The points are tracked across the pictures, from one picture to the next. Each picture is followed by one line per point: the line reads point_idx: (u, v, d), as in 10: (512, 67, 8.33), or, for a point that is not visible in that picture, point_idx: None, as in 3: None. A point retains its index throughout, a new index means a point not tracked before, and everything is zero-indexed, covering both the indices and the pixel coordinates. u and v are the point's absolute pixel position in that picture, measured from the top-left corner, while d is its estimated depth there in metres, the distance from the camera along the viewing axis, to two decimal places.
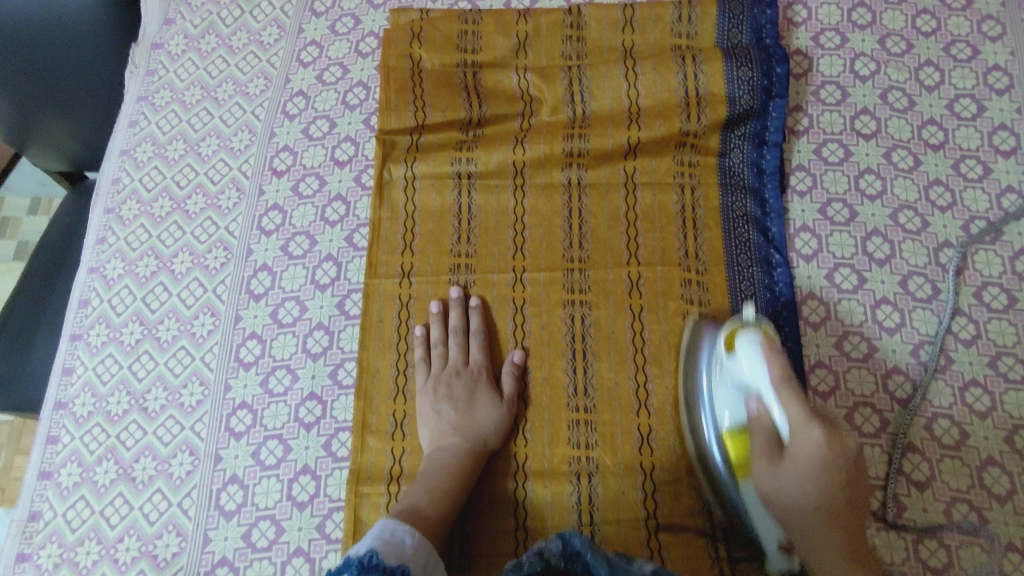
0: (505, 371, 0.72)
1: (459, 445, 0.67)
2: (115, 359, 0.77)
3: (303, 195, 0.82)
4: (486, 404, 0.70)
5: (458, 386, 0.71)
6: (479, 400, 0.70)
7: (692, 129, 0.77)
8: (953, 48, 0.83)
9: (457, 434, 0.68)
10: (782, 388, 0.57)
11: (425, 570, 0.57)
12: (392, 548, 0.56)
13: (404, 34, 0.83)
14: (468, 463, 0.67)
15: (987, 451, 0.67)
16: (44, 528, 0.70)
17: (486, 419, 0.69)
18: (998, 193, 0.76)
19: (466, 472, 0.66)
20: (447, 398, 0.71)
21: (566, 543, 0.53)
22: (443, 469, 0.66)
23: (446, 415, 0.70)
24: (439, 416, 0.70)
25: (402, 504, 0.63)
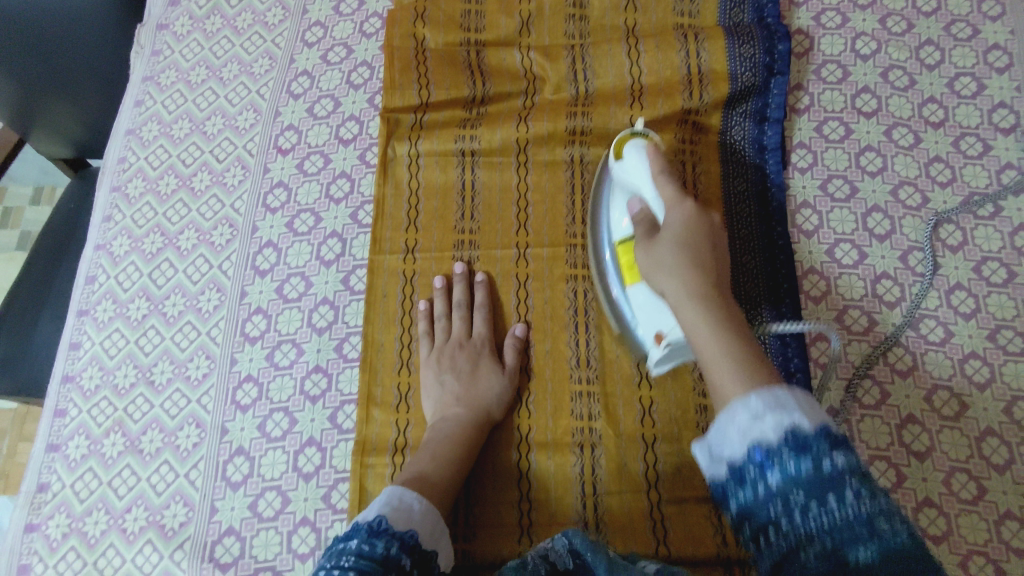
0: (508, 345, 0.73)
1: (462, 415, 0.68)
2: (122, 334, 0.77)
3: (308, 173, 0.82)
4: (491, 377, 0.71)
5: (462, 360, 0.72)
6: (483, 374, 0.71)
7: (693, 106, 0.78)
8: (953, 28, 0.83)
9: (461, 405, 0.69)
10: (659, 250, 0.58)
11: (433, 534, 0.57)
12: (400, 514, 0.56)
13: (408, 13, 0.84)
14: (473, 434, 0.67)
15: (986, 423, 0.68)
16: (52, 499, 0.71)
17: (494, 392, 0.70)
18: (997, 170, 0.77)
19: (472, 443, 0.67)
20: (452, 370, 0.71)
21: (570, 541, 0.53)
22: (450, 439, 0.67)
23: (450, 386, 0.70)
24: (444, 388, 0.70)
25: (408, 472, 0.64)
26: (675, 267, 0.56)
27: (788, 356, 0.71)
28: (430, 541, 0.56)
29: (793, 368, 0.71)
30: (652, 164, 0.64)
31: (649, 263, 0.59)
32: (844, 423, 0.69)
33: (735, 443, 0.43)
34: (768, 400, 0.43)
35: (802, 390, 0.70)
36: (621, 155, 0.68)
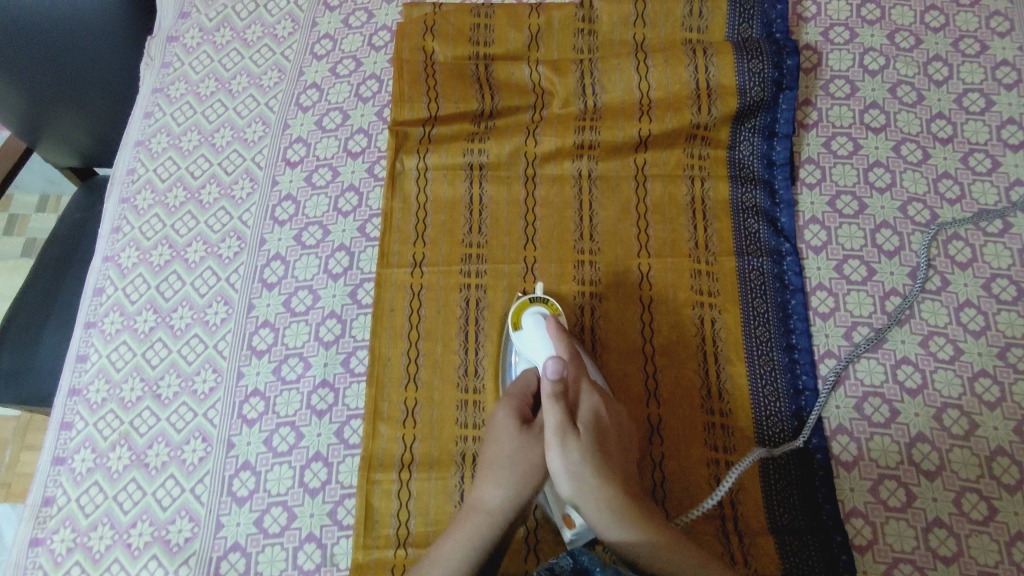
0: (538, 415, 0.64)
1: (490, 500, 0.61)
2: (129, 347, 0.77)
3: (316, 185, 0.82)
4: (514, 448, 0.62)
5: (498, 428, 0.64)
6: (504, 443, 0.62)
7: (702, 121, 0.78)
8: (962, 43, 0.83)
9: (490, 489, 0.61)
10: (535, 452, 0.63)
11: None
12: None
13: (417, 27, 0.84)
14: (492, 529, 0.60)
15: (996, 442, 0.67)
16: (57, 513, 0.71)
17: (511, 483, 0.61)
18: (1007, 187, 0.77)
19: (490, 535, 0.59)
20: (498, 440, 0.63)
21: (576, 558, 0.57)
22: (460, 527, 0.60)
23: (494, 457, 0.62)
24: (481, 468, 0.63)
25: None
26: (551, 447, 0.61)
27: (796, 375, 0.71)
28: None
29: (802, 386, 0.71)
30: (551, 331, 0.66)
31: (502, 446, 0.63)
32: (853, 441, 0.69)
33: None
34: None
35: (811, 409, 0.70)
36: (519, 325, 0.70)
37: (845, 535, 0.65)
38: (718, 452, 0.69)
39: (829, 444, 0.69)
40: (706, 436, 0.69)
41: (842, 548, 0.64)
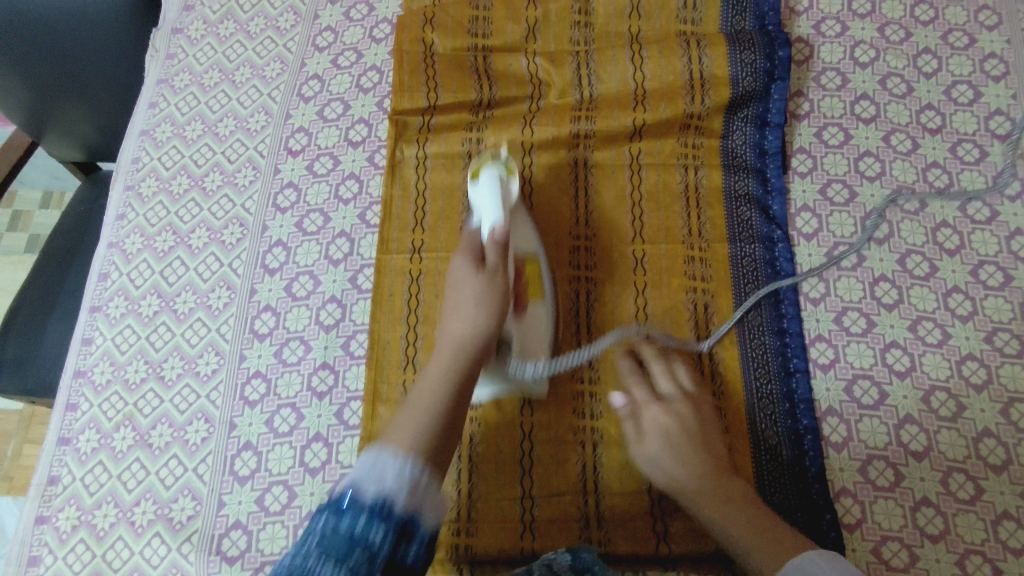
0: (489, 244, 0.66)
1: (460, 331, 0.63)
2: (133, 331, 0.79)
3: (317, 174, 0.84)
4: (479, 285, 0.65)
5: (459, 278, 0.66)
6: (464, 281, 0.65)
7: (696, 111, 0.79)
8: (951, 36, 0.85)
9: (458, 320, 0.64)
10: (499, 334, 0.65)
11: (415, 495, 0.50)
12: (371, 475, 0.49)
13: (417, 19, 0.85)
14: (466, 356, 0.62)
15: (983, 423, 0.69)
16: (62, 492, 0.72)
17: (475, 306, 0.64)
18: (994, 176, 0.78)
19: (465, 359, 0.61)
20: (456, 289, 0.66)
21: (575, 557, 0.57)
22: (436, 368, 0.61)
23: (468, 284, 0.65)
24: (447, 309, 0.65)
25: (401, 413, 0.57)
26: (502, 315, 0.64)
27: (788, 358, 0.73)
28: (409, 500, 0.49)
29: (793, 368, 0.72)
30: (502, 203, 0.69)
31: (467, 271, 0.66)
32: (842, 423, 0.70)
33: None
34: (821, 556, 0.55)
35: (802, 391, 0.71)
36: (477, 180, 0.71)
37: (835, 513, 0.66)
38: None
39: (819, 425, 0.70)
40: None
41: (831, 525, 0.65)
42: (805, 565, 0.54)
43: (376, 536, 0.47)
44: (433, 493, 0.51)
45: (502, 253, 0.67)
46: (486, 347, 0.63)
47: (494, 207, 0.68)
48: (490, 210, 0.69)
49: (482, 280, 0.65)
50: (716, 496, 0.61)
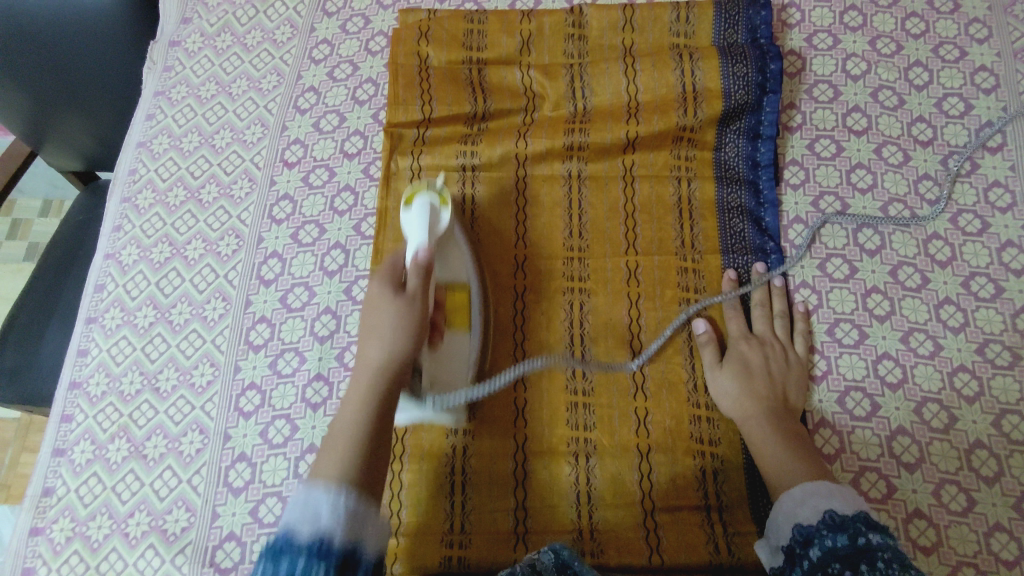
0: (411, 270, 0.63)
1: (376, 358, 0.58)
2: (129, 342, 0.79)
3: (313, 186, 0.84)
4: (396, 312, 0.60)
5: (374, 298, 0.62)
6: (382, 308, 0.60)
7: (689, 123, 0.80)
8: (942, 49, 0.86)
9: (372, 347, 0.59)
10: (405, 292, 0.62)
11: (355, 522, 0.49)
12: (304, 517, 0.48)
13: (412, 32, 0.86)
14: (387, 378, 0.58)
15: (975, 435, 0.69)
16: (56, 503, 0.72)
17: (392, 335, 0.59)
18: (985, 188, 0.79)
19: (387, 383, 0.57)
20: (375, 308, 0.61)
21: (557, 553, 0.57)
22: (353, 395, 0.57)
23: (390, 309, 0.60)
24: (364, 330, 0.60)
25: (322, 450, 0.54)
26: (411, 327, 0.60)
27: None
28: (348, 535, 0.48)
29: None
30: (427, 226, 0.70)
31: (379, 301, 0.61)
32: (835, 433, 0.71)
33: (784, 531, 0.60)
34: (807, 490, 0.60)
35: None
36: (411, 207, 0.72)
37: None
38: (703, 444, 0.70)
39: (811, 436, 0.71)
40: (691, 429, 0.71)
41: None
42: (798, 505, 0.60)
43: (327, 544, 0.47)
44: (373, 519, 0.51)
45: (423, 278, 0.63)
46: (404, 373, 0.59)
47: (421, 232, 0.70)
48: (417, 233, 0.70)
49: (400, 306, 0.60)
50: (763, 420, 0.68)
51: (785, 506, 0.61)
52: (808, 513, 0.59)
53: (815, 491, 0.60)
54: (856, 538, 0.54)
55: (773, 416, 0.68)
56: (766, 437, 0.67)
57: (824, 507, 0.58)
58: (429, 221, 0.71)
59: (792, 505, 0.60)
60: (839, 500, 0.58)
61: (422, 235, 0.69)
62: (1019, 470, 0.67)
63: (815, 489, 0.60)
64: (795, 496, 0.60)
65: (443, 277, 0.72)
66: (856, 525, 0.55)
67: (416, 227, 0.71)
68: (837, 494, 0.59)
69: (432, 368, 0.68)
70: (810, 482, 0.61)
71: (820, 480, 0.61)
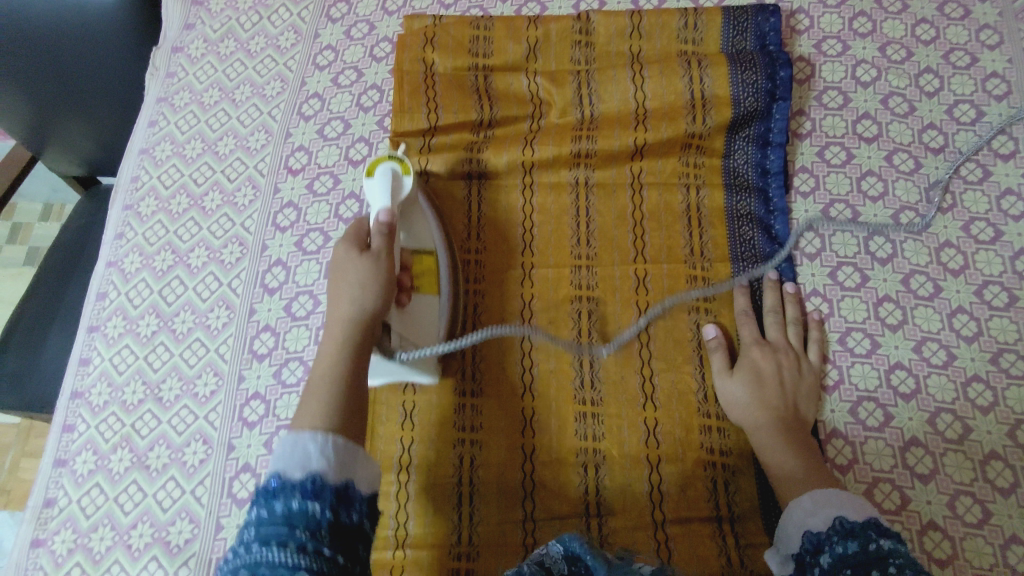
0: (374, 231, 0.64)
1: (347, 314, 0.60)
2: (131, 351, 0.78)
3: (318, 193, 0.84)
4: (362, 269, 0.62)
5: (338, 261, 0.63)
6: (348, 269, 0.62)
7: (697, 130, 0.79)
8: (952, 56, 0.85)
9: (341, 303, 0.60)
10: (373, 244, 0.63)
11: (345, 463, 0.53)
12: (294, 459, 0.51)
13: (417, 39, 0.85)
14: (358, 330, 0.60)
15: (990, 446, 0.68)
16: (58, 515, 0.71)
17: (359, 287, 0.61)
18: (998, 195, 0.78)
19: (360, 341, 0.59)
20: (340, 278, 0.62)
21: (566, 546, 0.57)
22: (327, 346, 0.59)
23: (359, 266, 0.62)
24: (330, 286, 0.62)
25: (305, 395, 0.57)
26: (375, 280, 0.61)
27: None
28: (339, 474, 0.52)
29: None
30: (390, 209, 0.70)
31: (342, 261, 0.62)
32: (848, 444, 0.70)
33: (795, 538, 0.59)
34: (816, 498, 0.60)
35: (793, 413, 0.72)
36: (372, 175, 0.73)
37: None
38: (714, 454, 0.69)
39: (824, 447, 0.70)
40: (702, 439, 0.70)
41: None
42: (808, 513, 0.59)
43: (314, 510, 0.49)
44: (363, 458, 0.54)
45: (387, 239, 0.64)
46: (375, 325, 0.61)
47: (384, 197, 0.71)
48: (380, 199, 0.71)
49: (365, 264, 0.62)
50: (774, 428, 0.67)
51: (795, 515, 0.60)
52: (818, 521, 0.58)
53: (823, 499, 0.59)
54: (867, 545, 0.53)
55: (784, 424, 0.67)
56: (775, 446, 0.66)
57: (834, 516, 0.57)
58: (392, 190, 0.72)
59: (801, 513, 0.59)
60: (850, 510, 0.58)
61: (385, 199, 0.70)
62: None
63: (824, 496, 0.59)
64: (803, 504, 0.60)
65: (409, 243, 0.73)
66: (867, 533, 0.54)
67: (378, 192, 0.72)
68: (847, 503, 0.58)
69: (400, 324, 0.68)
70: (818, 491, 0.60)
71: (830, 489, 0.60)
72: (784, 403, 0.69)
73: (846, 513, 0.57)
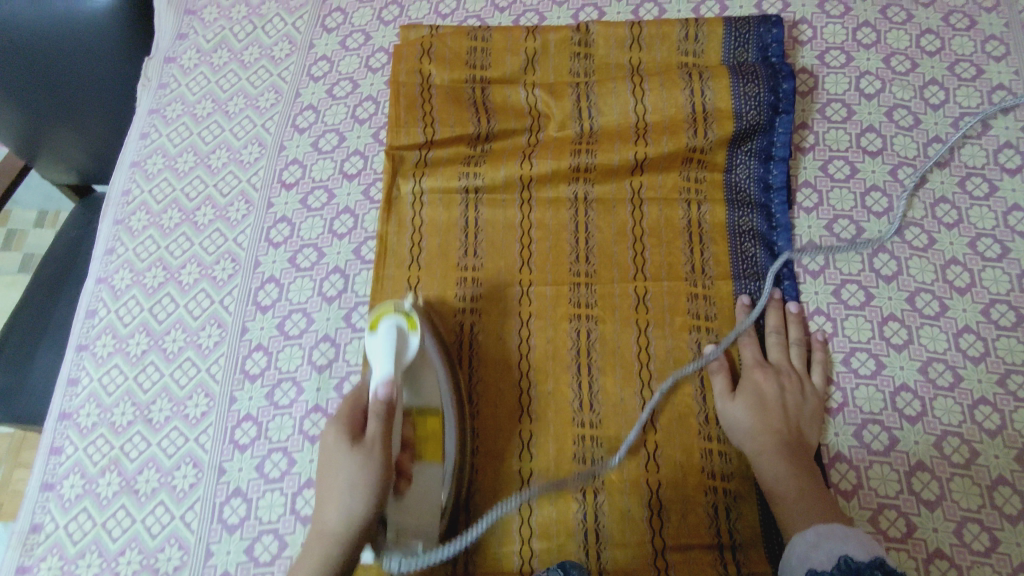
0: (370, 413, 0.60)
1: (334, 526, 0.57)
2: (121, 370, 0.77)
3: (311, 208, 0.82)
4: (352, 471, 0.57)
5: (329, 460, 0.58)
6: (338, 466, 0.58)
7: (698, 144, 0.77)
8: (958, 67, 0.83)
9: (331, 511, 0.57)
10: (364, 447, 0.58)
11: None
12: None
13: (414, 49, 0.84)
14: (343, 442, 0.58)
15: (997, 470, 0.66)
16: (45, 540, 0.70)
17: (350, 491, 0.57)
18: (1005, 211, 0.76)
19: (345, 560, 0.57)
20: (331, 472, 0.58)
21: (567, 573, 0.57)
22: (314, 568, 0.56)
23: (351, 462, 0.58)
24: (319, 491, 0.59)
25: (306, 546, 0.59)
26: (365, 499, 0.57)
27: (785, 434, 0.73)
28: None
29: None
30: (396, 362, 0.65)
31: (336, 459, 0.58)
32: (852, 468, 0.68)
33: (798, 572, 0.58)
34: (820, 532, 0.58)
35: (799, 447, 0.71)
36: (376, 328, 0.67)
37: None
38: (715, 479, 0.68)
39: (827, 471, 0.68)
40: (703, 463, 0.68)
41: None
42: (811, 548, 0.58)
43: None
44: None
45: (384, 421, 0.60)
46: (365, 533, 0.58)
47: (386, 362, 0.65)
48: (381, 366, 0.65)
49: (357, 463, 0.58)
50: (777, 455, 0.65)
51: (798, 549, 0.59)
52: (822, 557, 0.57)
53: (826, 534, 0.58)
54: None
55: (787, 451, 0.66)
56: (779, 476, 0.64)
57: (837, 552, 0.56)
58: (395, 358, 0.65)
59: (805, 547, 0.58)
60: (853, 545, 0.56)
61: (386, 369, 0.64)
62: None
63: (827, 530, 0.58)
64: (807, 539, 0.58)
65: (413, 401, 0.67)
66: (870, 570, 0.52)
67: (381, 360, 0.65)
68: (851, 538, 0.57)
69: (396, 433, 0.64)
70: (822, 523, 0.59)
71: (833, 522, 0.59)
72: (786, 428, 0.67)
73: (850, 550, 0.56)
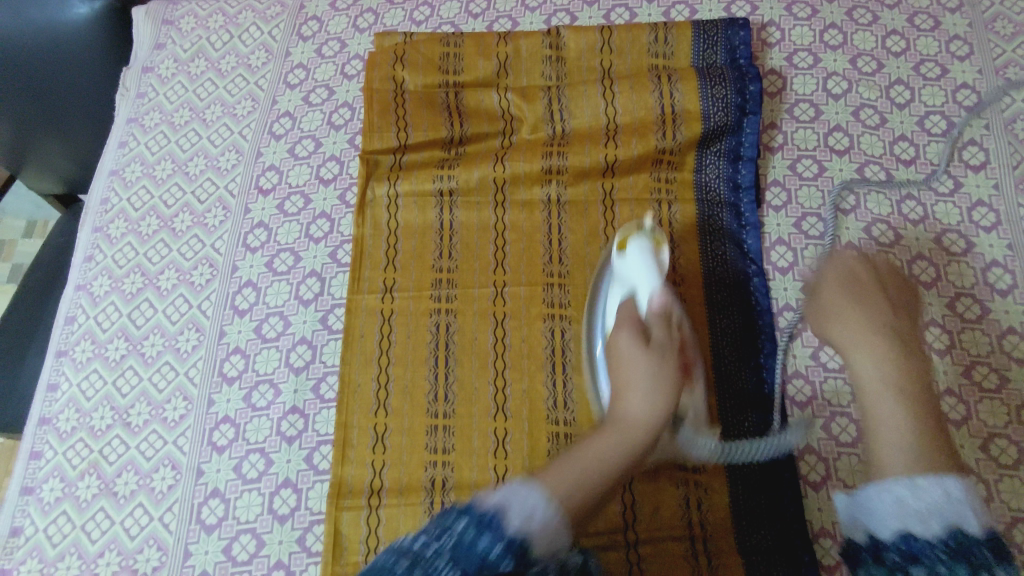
0: (656, 324, 0.63)
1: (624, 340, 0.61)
2: (100, 375, 0.78)
3: (288, 213, 0.83)
4: (655, 369, 0.59)
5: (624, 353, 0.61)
6: (638, 364, 0.59)
7: (667, 146, 0.79)
8: (922, 67, 0.85)
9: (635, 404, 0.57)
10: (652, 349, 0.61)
11: (555, 535, 0.48)
12: (520, 503, 0.47)
13: (387, 57, 0.86)
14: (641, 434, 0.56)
15: (964, 461, 0.68)
16: (25, 543, 0.71)
17: (654, 387, 0.58)
18: (969, 207, 0.78)
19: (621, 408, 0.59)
20: (628, 367, 0.60)
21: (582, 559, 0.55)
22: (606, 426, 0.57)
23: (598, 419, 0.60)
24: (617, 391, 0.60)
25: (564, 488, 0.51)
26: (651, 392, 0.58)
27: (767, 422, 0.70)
28: (547, 547, 0.47)
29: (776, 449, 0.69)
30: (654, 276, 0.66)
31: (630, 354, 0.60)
32: (821, 461, 0.69)
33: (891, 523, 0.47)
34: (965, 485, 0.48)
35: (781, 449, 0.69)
36: (622, 250, 0.69)
37: (813, 556, 0.65)
38: (687, 471, 0.69)
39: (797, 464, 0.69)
40: (674, 457, 0.69)
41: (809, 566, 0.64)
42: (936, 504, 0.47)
43: (504, 565, 0.45)
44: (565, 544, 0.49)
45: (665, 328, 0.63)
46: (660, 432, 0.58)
47: (649, 275, 0.67)
48: (644, 278, 0.67)
49: (654, 363, 0.59)
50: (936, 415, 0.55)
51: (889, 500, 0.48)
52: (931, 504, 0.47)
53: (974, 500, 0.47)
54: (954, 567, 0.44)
55: (910, 381, 0.55)
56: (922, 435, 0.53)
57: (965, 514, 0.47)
58: (657, 272, 0.67)
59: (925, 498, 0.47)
60: (972, 519, 0.46)
61: (653, 279, 0.66)
62: (1009, 496, 0.66)
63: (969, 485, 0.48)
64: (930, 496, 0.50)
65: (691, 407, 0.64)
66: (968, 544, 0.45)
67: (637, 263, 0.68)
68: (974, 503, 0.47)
69: None
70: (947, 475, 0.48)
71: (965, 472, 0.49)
72: (880, 311, 0.60)
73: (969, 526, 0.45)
